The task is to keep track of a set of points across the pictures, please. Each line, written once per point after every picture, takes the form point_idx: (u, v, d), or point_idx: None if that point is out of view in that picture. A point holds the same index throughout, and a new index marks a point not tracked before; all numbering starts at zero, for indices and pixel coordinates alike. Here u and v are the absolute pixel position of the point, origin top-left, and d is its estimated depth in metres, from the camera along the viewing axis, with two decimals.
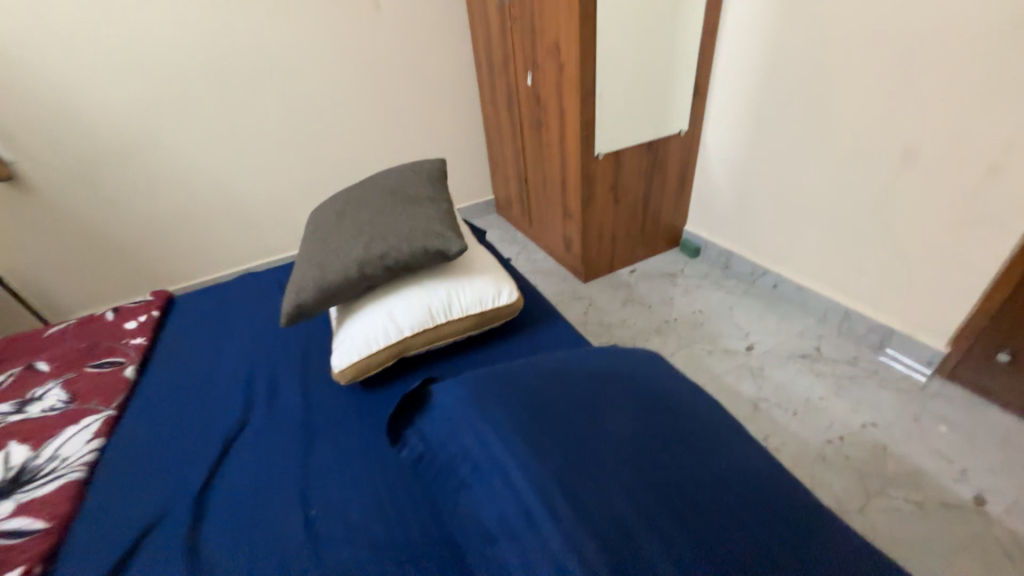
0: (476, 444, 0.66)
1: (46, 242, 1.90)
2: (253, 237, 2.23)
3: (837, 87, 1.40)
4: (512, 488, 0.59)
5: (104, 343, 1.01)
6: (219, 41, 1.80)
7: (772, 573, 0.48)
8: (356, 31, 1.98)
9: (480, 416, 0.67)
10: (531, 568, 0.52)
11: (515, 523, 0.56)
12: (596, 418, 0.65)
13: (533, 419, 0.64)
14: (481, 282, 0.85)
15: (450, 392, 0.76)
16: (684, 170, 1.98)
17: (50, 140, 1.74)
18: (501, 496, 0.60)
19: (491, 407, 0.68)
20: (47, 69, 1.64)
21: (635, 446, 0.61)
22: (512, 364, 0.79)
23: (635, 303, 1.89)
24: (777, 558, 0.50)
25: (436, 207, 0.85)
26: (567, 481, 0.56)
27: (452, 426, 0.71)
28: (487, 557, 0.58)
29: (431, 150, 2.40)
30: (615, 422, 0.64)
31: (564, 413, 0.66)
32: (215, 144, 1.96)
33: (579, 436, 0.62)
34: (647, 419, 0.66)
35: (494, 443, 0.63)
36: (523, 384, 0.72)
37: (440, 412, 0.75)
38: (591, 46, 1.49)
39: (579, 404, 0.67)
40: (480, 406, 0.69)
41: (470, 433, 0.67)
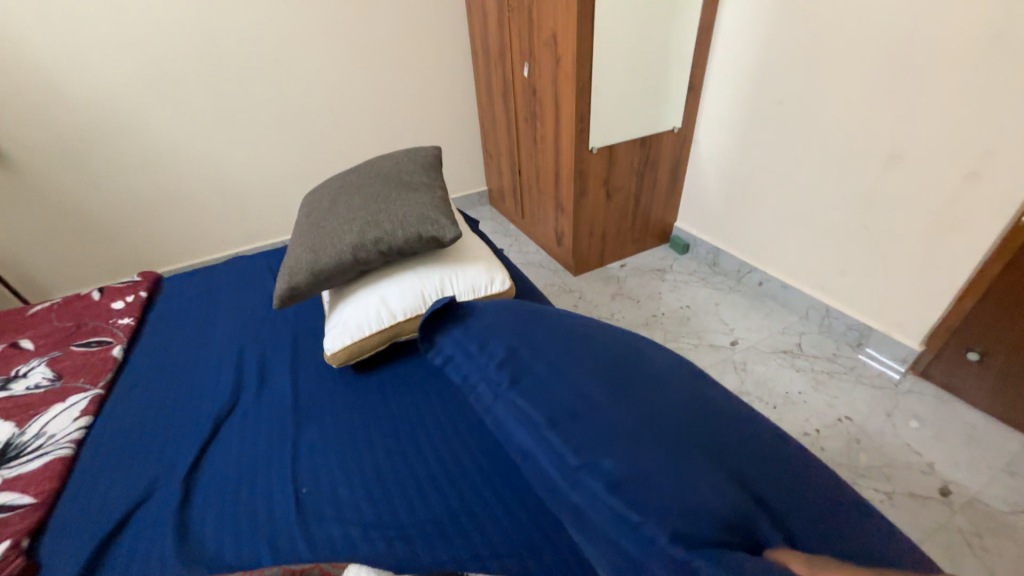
0: (530, 348, 0.66)
1: (26, 221, 1.85)
2: (242, 222, 2.20)
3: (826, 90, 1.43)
4: (571, 382, 0.59)
5: (90, 323, 1.00)
6: (210, 21, 1.76)
7: (811, 501, 0.52)
8: (351, 15, 1.95)
9: (532, 337, 0.68)
10: (599, 448, 0.51)
11: (573, 413, 0.55)
12: (639, 354, 0.67)
13: (583, 346, 0.66)
14: (474, 269, 0.86)
15: (491, 310, 0.76)
16: (676, 167, 2.00)
17: (30, 116, 1.69)
18: (553, 391, 0.59)
19: (543, 330, 0.69)
20: (27, 42, 1.58)
21: (670, 371, 0.65)
22: (543, 306, 0.82)
23: (624, 297, 1.92)
24: (812, 489, 0.53)
25: (432, 194, 0.86)
26: (625, 385, 0.58)
27: (496, 339, 0.69)
28: (536, 450, 0.57)
29: (425, 139, 2.39)
30: (655, 360, 0.67)
31: (606, 340, 0.69)
32: (204, 126, 1.93)
33: (624, 357, 0.65)
34: (676, 362, 0.70)
35: (550, 351, 0.65)
36: (561, 320, 0.75)
37: (479, 328, 0.73)
38: (588, 40, 1.50)
39: (621, 343, 0.70)
40: (529, 326, 0.70)
41: (520, 341, 0.67)
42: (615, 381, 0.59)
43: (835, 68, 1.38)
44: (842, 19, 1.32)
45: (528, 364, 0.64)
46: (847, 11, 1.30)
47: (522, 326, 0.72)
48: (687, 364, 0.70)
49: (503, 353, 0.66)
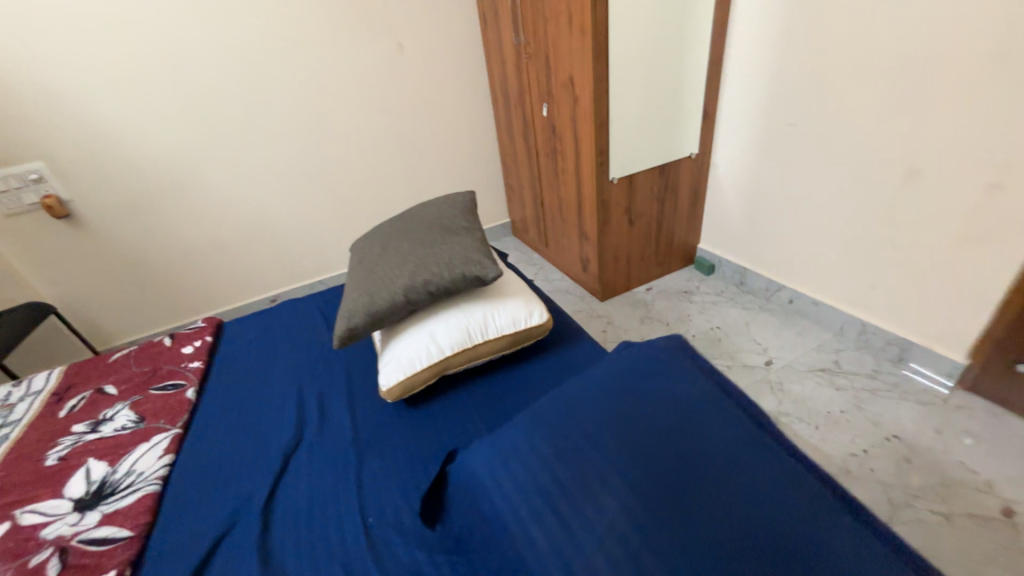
0: (489, 494, 0.68)
1: (94, 274, 2.02)
2: (283, 264, 2.34)
3: (838, 112, 1.47)
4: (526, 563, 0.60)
5: (165, 367, 1.10)
6: (257, 86, 1.95)
7: None
8: (380, 69, 2.12)
9: (490, 489, 0.68)
10: None
11: None
12: (596, 474, 0.64)
13: (533, 489, 0.65)
14: (514, 304, 0.91)
15: (464, 461, 0.76)
16: (695, 191, 2.05)
17: (103, 181, 1.88)
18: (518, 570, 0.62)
19: (495, 478, 0.69)
20: (104, 115, 1.79)
21: (648, 501, 0.60)
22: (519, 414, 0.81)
23: (653, 321, 1.94)
24: None
25: (472, 237, 0.93)
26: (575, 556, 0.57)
27: (466, 497, 0.72)
28: None
29: (450, 177, 2.52)
30: (615, 475, 0.63)
31: (580, 461, 0.65)
32: (251, 178, 2.10)
33: (579, 498, 0.62)
34: (648, 459, 0.64)
35: (505, 497, 0.66)
36: (523, 433, 0.73)
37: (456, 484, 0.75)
38: (604, 80, 1.59)
39: (577, 457, 0.66)
40: (502, 452, 0.71)
41: (488, 477, 0.69)
42: (567, 531, 0.60)
43: (845, 90, 1.43)
44: (849, 43, 1.38)
45: (492, 531, 0.66)
46: (853, 35, 1.36)
47: (485, 466, 0.71)
48: (659, 456, 0.65)
49: (474, 517, 0.70)
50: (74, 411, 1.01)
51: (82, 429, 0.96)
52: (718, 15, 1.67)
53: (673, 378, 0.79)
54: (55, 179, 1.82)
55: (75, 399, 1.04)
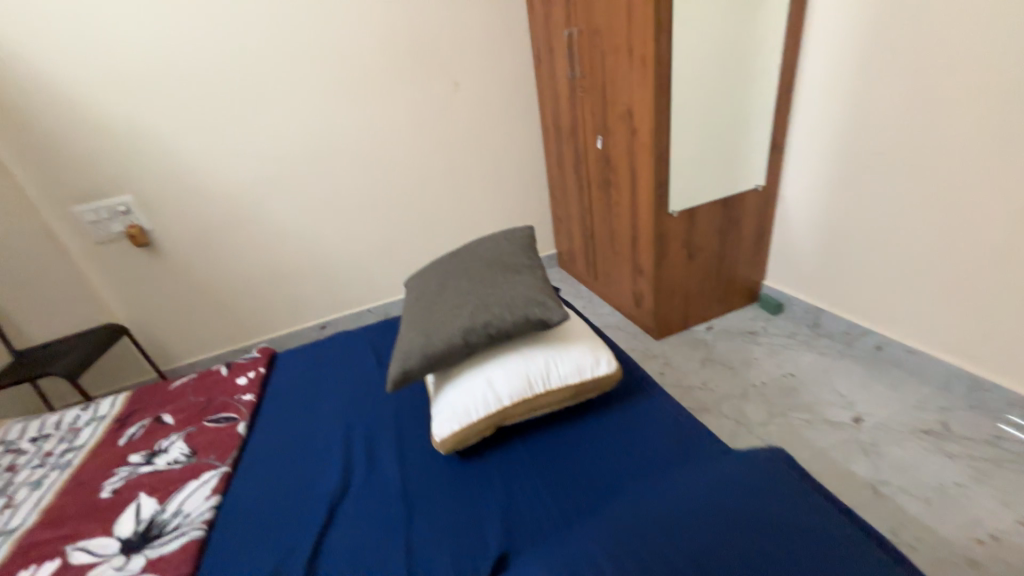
0: None
1: (164, 299, 2.15)
2: (334, 292, 2.39)
3: (936, 140, 1.33)
4: None
5: (219, 399, 1.10)
6: (321, 123, 2.05)
7: None
8: (436, 105, 2.19)
9: None
10: None
11: None
12: None
13: None
14: (577, 350, 0.84)
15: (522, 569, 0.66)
16: (761, 224, 1.91)
17: (179, 212, 2.02)
18: None
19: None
20: (185, 152, 1.94)
21: None
22: (587, 519, 0.71)
23: (715, 364, 1.78)
24: None
25: (533, 279, 0.86)
26: None
27: None
28: None
29: (499, 208, 2.51)
30: None
31: None
32: (310, 209, 2.19)
33: None
34: None
35: None
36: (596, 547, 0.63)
37: None
38: (665, 111, 1.54)
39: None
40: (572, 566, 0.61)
41: None
42: None
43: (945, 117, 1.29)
44: (947, 65, 1.26)
45: None
46: (954, 57, 1.24)
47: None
48: None
49: None
50: (132, 439, 1.02)
51: (137, 460, 0.96)
52: (788, 42, 1.60)
53: (769, 485, 0.69)
54: (140, 211, 1.97)
55: (134, 426, 1.05)
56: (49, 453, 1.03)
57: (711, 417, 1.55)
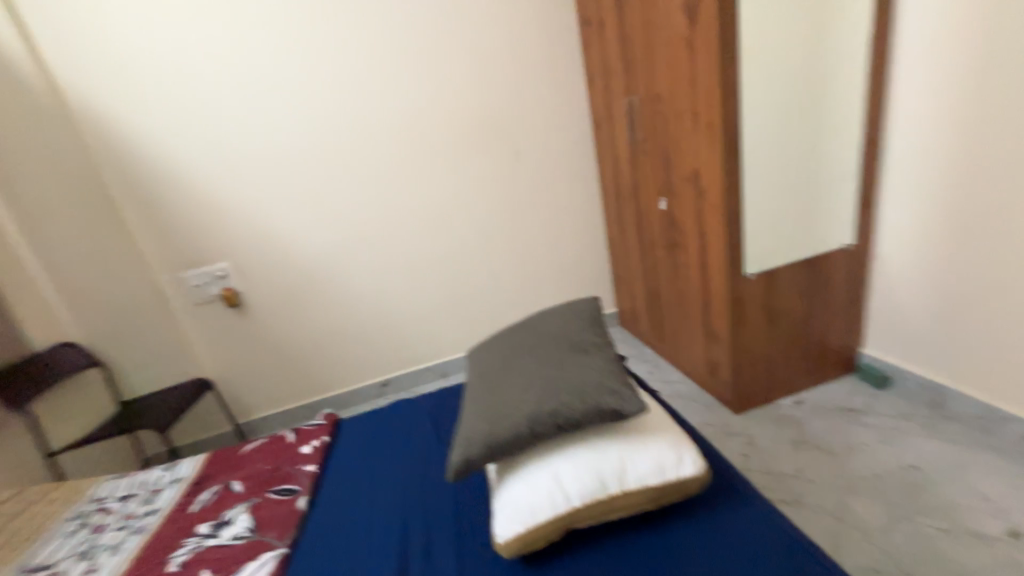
0: None
1: (246, 355, 2.31)
2: (397, 350, 2.45)
3: None
4: None
5: (283, 468, 1.11)
6: (393, 192, 2.22)
7: None
8: (499, 172, 2.29)
9: None
10: None
11: None
12: None
13: None
14: (659, 445, 0.75)
15: None
16: (853, 286, 1.72)
17: (268, 276, 2.22)
18: None
19: None
20: (276, 222, 2.16)
21: None
22: None
23: (812, 447, 1.55)
24: None
25: (604, 361, 0.80)
26: None
27: None
28: None
29: (557, 267, 2.49)
30: None
31: None
32: (380, 272, 2.31)
33: None
34: None
35: None
36: None
37: None
38: (736, 173, 1.48)
39: None
40: None
41: None
42: None
43: None
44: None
45: None
46: None
47: None
48: None
49: None
50: (202, 506, 1.05)
51: (204, 531, 0.98)
52: (870, 98, 1.52)
53: None
54: (235, 275, 2.19)
55: (206, 492, 1.09)
56: (131, 515, 1.08)
57: (812, 515, 1.33)
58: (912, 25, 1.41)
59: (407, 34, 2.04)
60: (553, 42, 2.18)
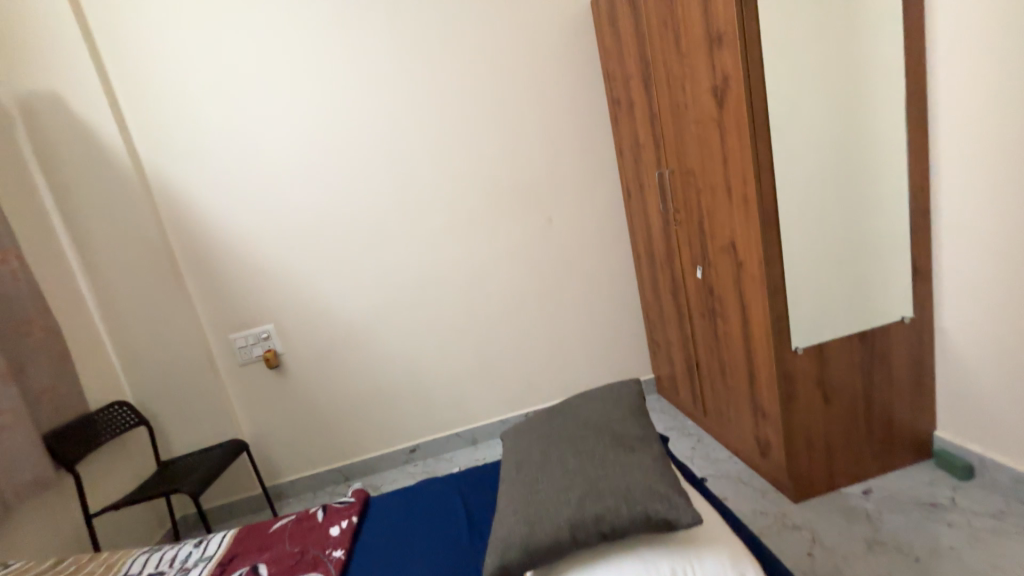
0: None
1: (282, 416, 2.35)
2: (428, 415, 2.42)
3: None
4: None
5: (311, 552, 1.08)
6: (431, 259, 2.31)
7: None
8: (531, 238, 2.35)
9: None
10: None
11: None
12: None
13: None
14: (715, 563, 0.73)
15: None
16: (917, 362, 1.59)
17: (309, 339, 2.30)
18: None
19: None
20: (320, 287, 2.27)
21: None
22: None
23: (889, 550, 1.37)
24: None
25: (649, 464, 0.77)
26: None
27: None
28: None
29: (591, 332, 2.46)
30: None
31: None
32: (415, 335, 2.35)
33: None
34: None
35: None
36: None
37: None
38: (776, 246, 1.46)
39: None
40: None
41: None
42: None
43: None
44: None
45: None
46: None
47: None
48: None
49: None
50: None
51: None
52: (914, 172, 1.50)
53: None
54: (277, 337, 2.28)
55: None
56: None
57: None
58: (951, 103, 1.42)
59: (449, 116, 2.22)
60: (585, 119, 2.31)
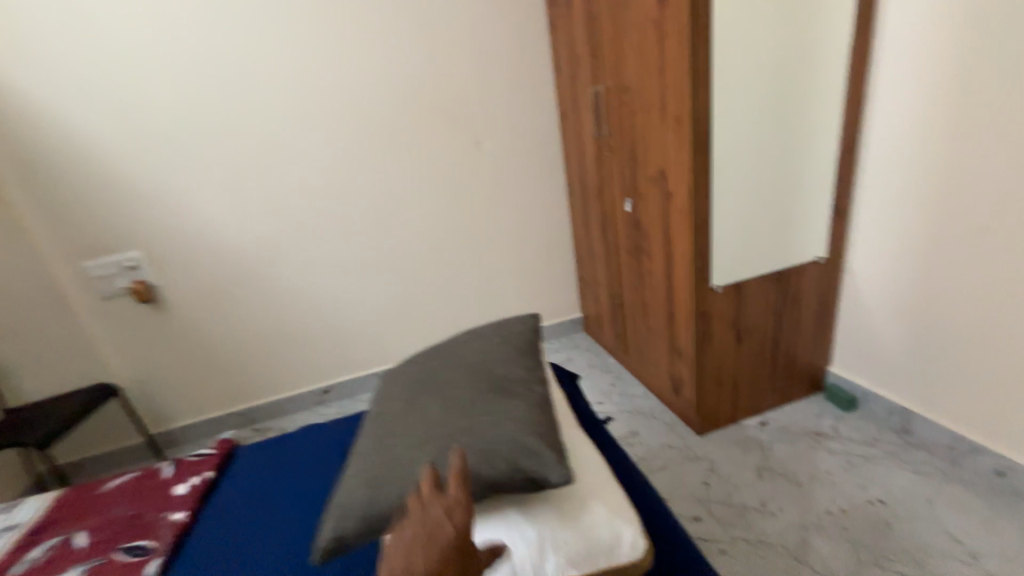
0: None
1: (163, 359, 2.04)
2: (341, 355, 2.23)
3: None
4: None
5: (146, 516, 0.91)
6: (338, 180, 1.99)
7: None
8: (458, 164, 2.09)
9: None
10: None
11: None
12: None
13: None
14: (593, 525, 0.71)
15: None
16: (825, 302, 1.63)
17: (188, 269, 1.95)
18: None
19: None
20: (201, 207, 1.90)
21: None
22: None
23: (775, 476, 1.45)
24: None
25: (496, 413, 0.76)
26: None
27: None
28: None
29: (519, 269, 2.32)
30: None
31: None
32: (321, 268, 2.08)
33: None
34: None
35: None
36: None
37: None
38: (705, 175, 1.34)
39: None
40: None
41: None
42: None
43: None
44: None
45: None
46: None
47: None
48: None
49: None
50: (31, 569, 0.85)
51: None
52: (849, 103, 1.42)
53: None
54: (148, 267, 1.92)
55: (40, 549, 0.88)
56: None
57: (768, 555, 1.24)
58: (896, 25, 1.31)
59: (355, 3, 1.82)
60: (520, 25, 1.99)
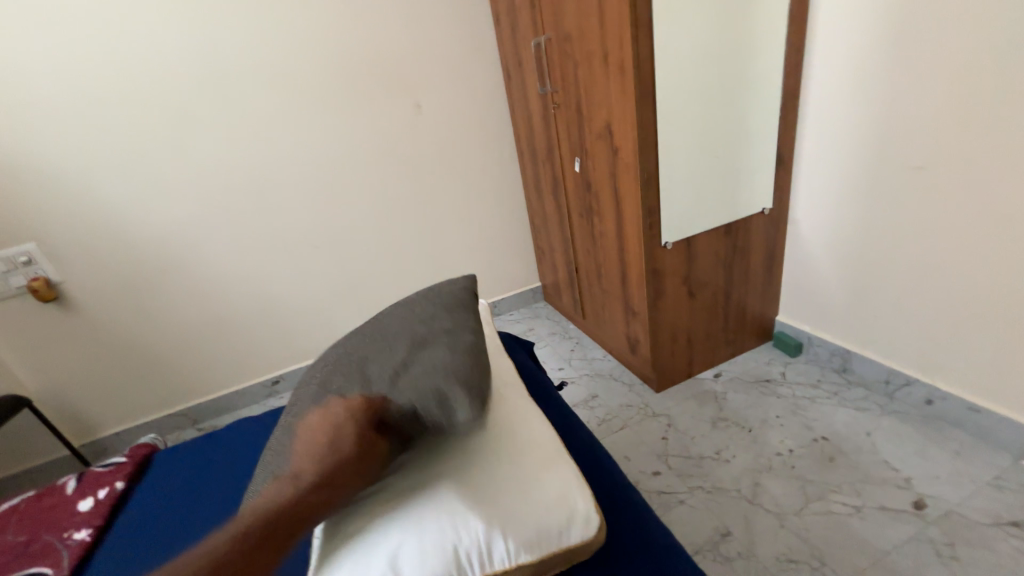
0: None
1: (81, 363, 1.84)
2: (289, 343, 2.09)
3: (984, 161, 1.12)
4: None
5: (44, 538, 0.86)
6: (264, 152, 1.80)
7: None
8: (397, 130, 1.95)
9: None
10: None
11: None
12: None
13: None
14: (547, 507, 0.67)
15: None
16: (772, 253, 1.66)
17: (96, 261, 1.73)
18: None
19: None
20: (102, 189, 1.67)
21: None
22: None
23: (730, 425, 1.49)
24: None
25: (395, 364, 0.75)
26: None
27: None
28: None
29: (473, 240, 2.23)
30: None
31: None
32: (255, 251, 1.91)
33: None
34: None
35: None
36: None
37: None
38: (651, 128, 1.29)
39: None
40: None
41: None
42: None
43: (996, 132, 1.09)
44: (1004, 70, 1.04)
45: None
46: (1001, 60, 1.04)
47: None
48: None
49: None
50: None
51: None
52: (790, 47, 1.39)
53: None
54: (46, 261, 1.68)
55: None
56: None
57: (725, 501, 1.27)
58: None
59: None
60: None
